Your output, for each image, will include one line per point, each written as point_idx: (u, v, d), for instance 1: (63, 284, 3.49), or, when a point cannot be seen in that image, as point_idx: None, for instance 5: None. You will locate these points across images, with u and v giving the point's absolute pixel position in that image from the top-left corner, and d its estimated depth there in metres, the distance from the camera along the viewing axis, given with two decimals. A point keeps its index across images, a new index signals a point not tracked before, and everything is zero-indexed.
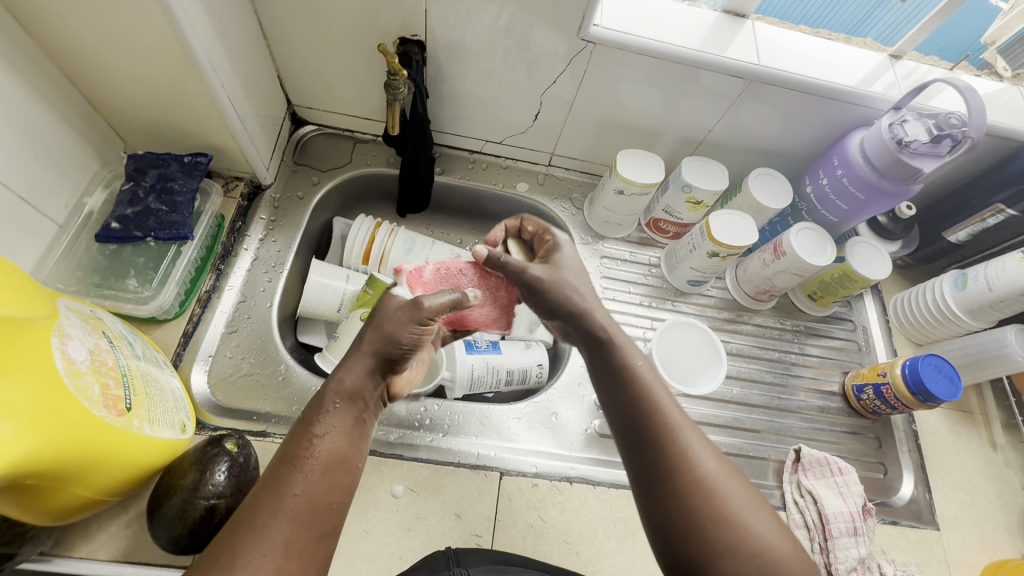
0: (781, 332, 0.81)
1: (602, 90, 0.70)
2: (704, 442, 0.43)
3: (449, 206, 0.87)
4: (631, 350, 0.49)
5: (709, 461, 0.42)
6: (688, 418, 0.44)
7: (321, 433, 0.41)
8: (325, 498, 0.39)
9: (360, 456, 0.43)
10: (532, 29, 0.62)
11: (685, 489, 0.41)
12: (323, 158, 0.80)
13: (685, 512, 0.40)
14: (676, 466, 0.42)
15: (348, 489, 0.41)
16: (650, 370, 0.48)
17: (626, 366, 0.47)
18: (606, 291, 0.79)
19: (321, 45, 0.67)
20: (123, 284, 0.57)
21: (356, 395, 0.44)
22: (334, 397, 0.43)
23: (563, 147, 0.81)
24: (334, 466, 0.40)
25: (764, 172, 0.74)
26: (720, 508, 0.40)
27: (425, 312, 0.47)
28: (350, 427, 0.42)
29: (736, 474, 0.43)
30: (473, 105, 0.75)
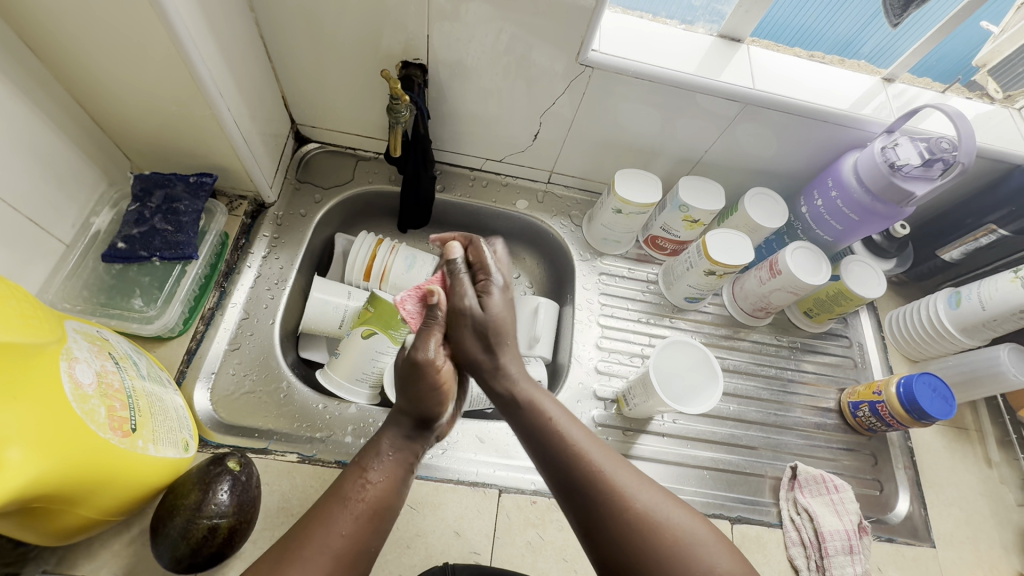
0: (777, 348, 0.82)
1: (600, 111, 0.71)
2: (632, 476, 0.47)
3: (450, 222, 0.88)
4: (547, 404, 0.53)
5: (643, 495, 0.46)
6: (612, 456, 0.49)
7: (373, 478, 0.48)
8: (366, 540, 0.45)
9: (399, 504, 0.49)
10: (530, 50, 0.63)
11: (627, 529, 0.44)
12: (326, 175, 0.81)
13: (631, 549, 0.43)
14: (613, 505, 0.45)
15: (382, 536, 0.47)
16: (570, 420, 0.52)
17: (543, 419, 0.52)
18: (604, 307, 0.80)
19: (325, 67, 0.68)
20: (129, 303, 0.58)
21: (403, 449, 0.52)
22: (388, 449, 0.51)
23: (562, 165, 0.82)
24: (379, 511, 0.47)
25: (760, 192, 0.75)
26: (663, 532, 0.44)
27: (436, 362, 0.54)
28: (398, 471, 0.50)
29: (671, 500, 0.46)
30: (474, 124, 0.76)
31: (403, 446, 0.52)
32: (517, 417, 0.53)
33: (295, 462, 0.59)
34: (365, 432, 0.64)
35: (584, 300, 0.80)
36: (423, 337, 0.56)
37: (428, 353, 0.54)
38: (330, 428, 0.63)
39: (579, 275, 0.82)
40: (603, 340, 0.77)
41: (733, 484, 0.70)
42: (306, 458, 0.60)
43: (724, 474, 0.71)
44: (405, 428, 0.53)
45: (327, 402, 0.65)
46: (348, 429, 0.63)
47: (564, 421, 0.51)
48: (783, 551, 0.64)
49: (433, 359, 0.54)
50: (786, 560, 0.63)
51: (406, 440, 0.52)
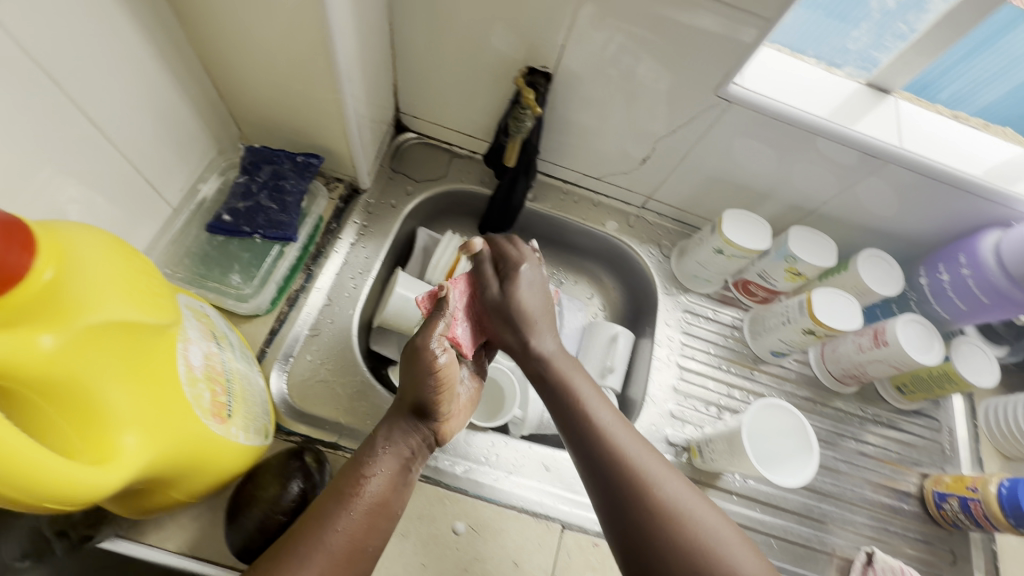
0: (860, 420, 0.77)
1: (721, 145, 0.67)
2: (660, 466, 0.48)
3: (531, 233, 0.86)
4: (576, 380, 0.54)
5: (670, 486, 0.46)
6: (645, 446, 0.49)
7: (369, 474, 0.47)
8: (363, 538, 0.44)
9: (398, 502, 0.48)
10: (638, 65, 0.60)
11: (651, 510, 0.45)
12: (419, 167, 0.79)
13: (649, 534, 0.44)
14: (638, 499, 0.45)
15: (384, 533, 0.46)
16: (599, 399, 0.53)
17: (574, 393, 0.53)
18: (684, 348, 0.76)
19: (446, 61, 0.66)
20: (227, 277, 0.56)
21: (402, 442, 0.50)
22: (384, 443, 0.49)
23: (662, 193, 0.78)
24: (376, 509, 0.46)
25: (875, 254, 0.70)
26: (693, 537, 0.43)
27: (434, 352, 0.49)
28: (396, 473, 0.48)
29: (700, 498, 0.47)
30: (583, 138, 0.73)
31: (400, 437, 0.50)
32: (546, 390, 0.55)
33: None
34: None
35: (664, 336, 0.77)
36: (427, 328, 0.51)
37: (428, 343, 0.49)
38: None
39: (662, 309, 0.78)
40: (681, 383, 0.73)
41: (800, 558, 0.67)
42: None
43: (791, 546, 0.67)
44: (401, 419, 0.50)
45: None
46: None
47: (593, 400, 0.53)
48: None
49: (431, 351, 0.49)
50: None
51: (406, 432, 0.50)
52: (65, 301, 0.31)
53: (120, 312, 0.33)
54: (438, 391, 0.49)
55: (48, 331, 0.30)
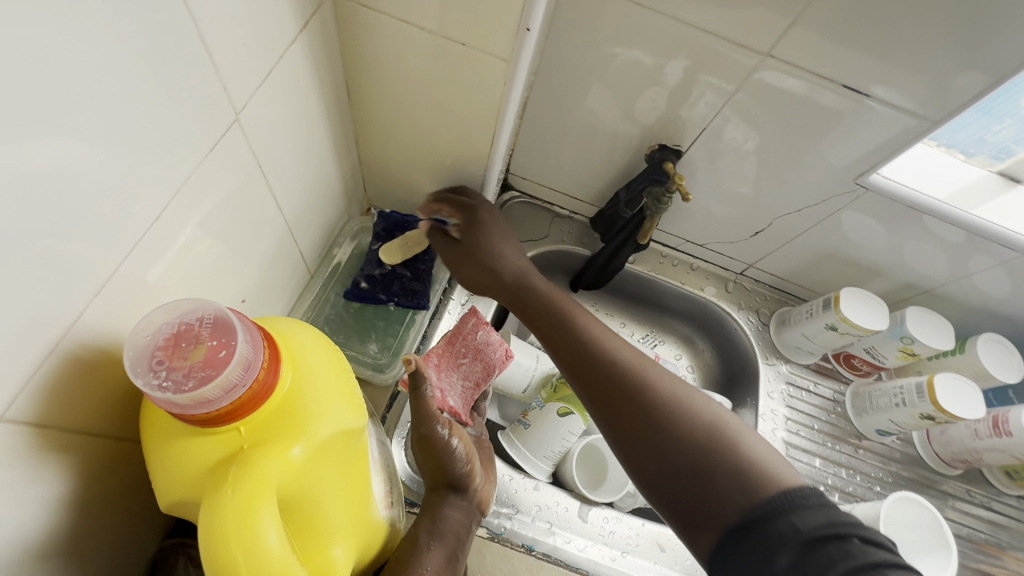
0: (968, 504, 0.75)
1: (843, 223, 0.67)
2: (662, 376, 0.48)
3: (625, 293, 0.85)
4: (566, 300, 0.54)
5: (673, 389, 0.47)
6: (631, 350, 0.50)
7: (421, 570, 0.42)
8: None
9: None
10: (731, 128, 0.60)
11: (666, 417, 0.45)
12: (523, 227, 0.79)
13: (654, 426, 0.45)
14: (638, 397, 0.47)
15: None
16: (591, 317, 0.53)
17: (571, 316, 0.52)
18: (788, 422, 0.75)
19: (572, 131, 0.67)
20: (364, 346, 0.57)
21: (445, 528, 0.46)
22: (428, 536, 0.45)
23: (766, 262, 0.78)
24: None
25: (992, 338, 0.69)
26: (694, 415, 0.45)
27: (438, 432, 0.49)
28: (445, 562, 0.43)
29: (698, 394, 0.48)
30: (696, 208, 0.73)
31: (443, 527, 0.46)
32: (530, 315, 0.54)
33: (485, 539, 0.57)
34: (547, 517, 0.61)
35: (767, 409, 0.75)
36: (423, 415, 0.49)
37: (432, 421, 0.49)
38: (516, 504, 0.61)
39: (764, 380, 0.77)
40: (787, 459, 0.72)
41: None
42: (495, 536, 0.58)
43: None
44: (433, 505, 0.48)
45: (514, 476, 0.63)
46: (532, 510, 0.61)
47: (591, 321, 0.52)
48: None
49: (439, 434, 0.49)
50: None
51: (444, 520, 0.46)
52: (303, 412, 0.30)
53: (344, 418, 0.33)
54: (465, 462, 0.49)
55: (295, 444, 0.29)
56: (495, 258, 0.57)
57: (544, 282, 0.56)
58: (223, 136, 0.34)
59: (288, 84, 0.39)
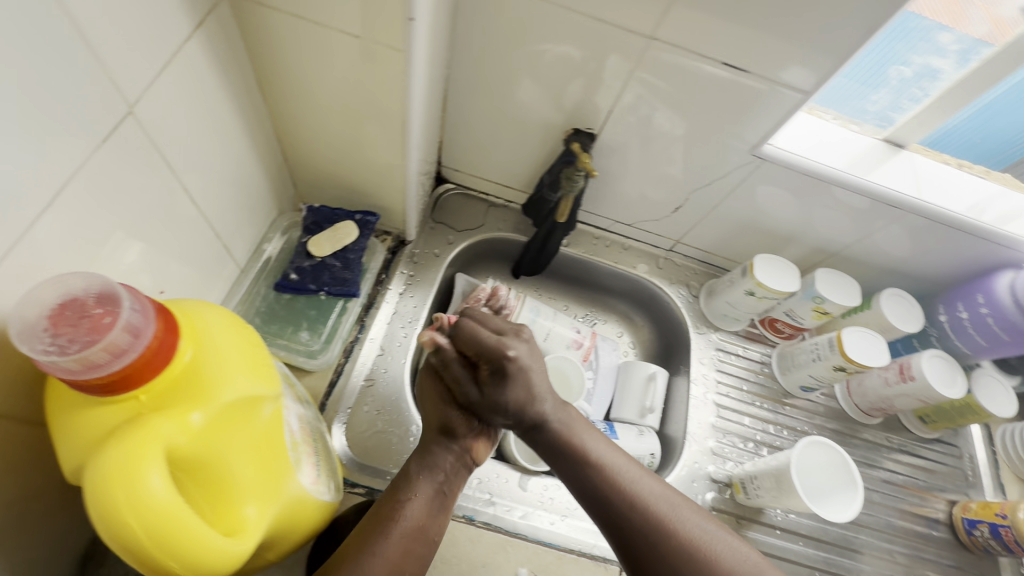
0: (887, 450, 0.81)
1: (751, 194, 0.72)
2: (684, 512, 0.49)
3: (564, 276, 0.89)
4: (590, 440, 0.54)
5: (693, 528, 0.48)
6: (647, 478, 0.52)
7: (405, 501, 0.50)
8: (400, 564, 0.46)
9: (433, 528, 0.50)
10: (651, 113, 0.64)
11: (686, 564, 0.46)
12: (459, 217, 0.82)
13: (670, 568, 0.46)
14: (648, 532, 0.47)
15: (420, 560, 0.48)
16: (614, 454, 0.54)
17: (589, 454, 0.53)
18: (719, 385, 0.79)
19: (495, 120, 0.70)
20: (296, 335, 0.58)
21: (434, 468, 0.53)
22: (418, 469, 0.53)
23: (691, 237, 0.82)
24: (413, 535, 0.48)
25: (896, 294, 0.74)
26: (718, 560, 0.46)
27: (450, 374, 0.57)
28: (430, 498, 0.51)
29: (723, 532, 0.49)
30: (619, 189, 0.77)
31: (434, 463, 0.53)
32: (554, 455, 0.54)
33: None
34: (488, 489, 0.64)
35: (699, 374, 0.80)
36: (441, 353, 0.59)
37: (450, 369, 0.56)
38: None
39: (695, 348, 0.81)
40: (718, 420, 0.76)
41: None
42: None
43: None
44: (430, 443, 0.55)
45: None
46: (473, 483, 0.64)
47: (609, 458, 0.53)
48: None
49: (451, 372, 0.57)
50: None
51: (435, 461, 0.53)
52: (205, 379, 0.33)
53: (249, 385, 0.35)
54: (470, 411, 0.57)
55: (194, 410, 0.32)
56: (519, 400, 0.54)
57: (575, 418, 0.56)
58: (116, 129, 0.36)
59: (188, 83, 0.41)
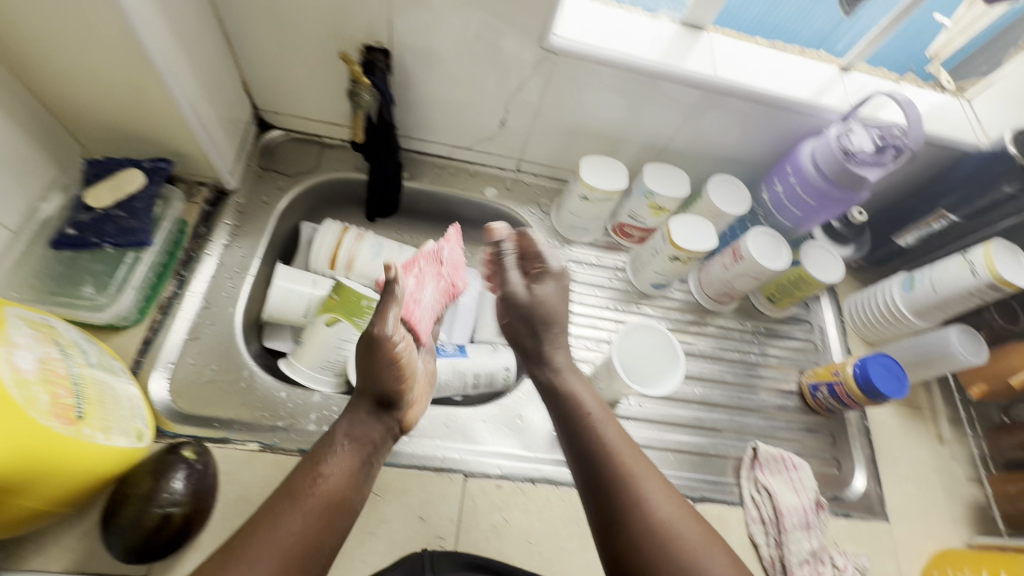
0: (741, 333, 0.84)
1: (565, 98, 0.71)
2: (660, 490, 0.51)
3: (419, 211, 0.87)
4: (607, 425, 0.56)
5: (664, 508, 0.49)
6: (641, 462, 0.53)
7: (325, 472, 0.50)
8: (319, 536, 0.46)
9: (357, 497, 0.51)
10: (503, 40, 0.64)
11: (642, 532, 0.48)
12: (290, 162, 0.79)
13: (639, 547, 0.47)
14: (632, 514, 0.49)
15: (342, 531, 0.48)
16: (622, 438, 0.55)
17: (587, 420, 0.56)
18: (572, 295, 0.81)
19: (287, 50, 0.67)
20: (79, 290, 0.58)
21: (360, 436, 0.53)
22: (345, 437, 0.53)
23: (530, 153, 0.82)
24: (331, 507, 0.48)
25: (723, 179, 0.76)
26: (670, 535, 0.48)
27: (391, 339, 0.51)
28: (354, 458, 0.52)
29: (691, 517, 0.50)
30: (443, 112, 0.76)
31: (361, 432, 0.53)
32: (557, 405, 0.58)
33: (255, 451, 0.59)
34: (328, 421, 0.64)
35: None
36: (380, 314, 0.51)
37: (386, 330, 0.51)
38: (293, 417, 0.63)
39: None
40: (571, 327, 0.78)
41: (697, 465, 0.72)
42: (268, 447, 0.60)
43: (689, 456, 0.72)
44: (359, 412, 0.54)
45: (291, 390, 0.64)
46: (311, 417, 0.63)
47: (617, 442, 0.54)
48: (744, 528, 0.66)
49: (392, 339, 0.51)
50: (746, 537, 0.66)
51: (363, 428, 0.53)
52: None
53: None
54: (399, 377, 0.54)
55: None
56: (551, 355, 0.61)
57: (575, 380, 0.60)
58: None
59: None
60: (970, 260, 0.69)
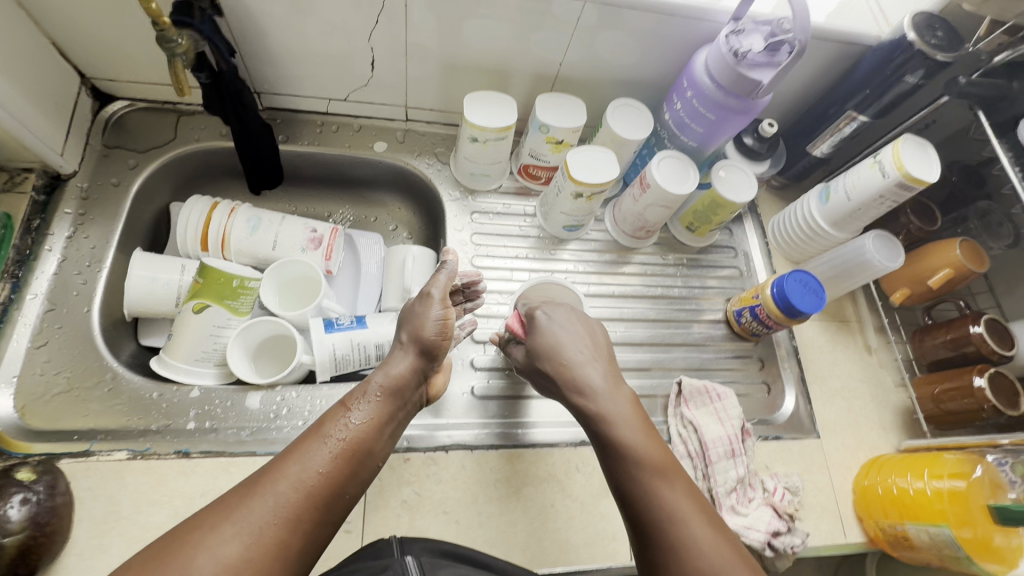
0: (664, 267, 0.80)
1: (435, 29, 0.64)
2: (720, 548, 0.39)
3: (306, 177, 0.79)
4: (663, 486, 0.42)
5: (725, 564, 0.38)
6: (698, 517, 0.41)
7: (354, 418, 0.43)
8: (341, 484, 0.40)
9: (379, 452, 0.44)
10: None
11: None
12: (140, 136, 0.69)
13: None
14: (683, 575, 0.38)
15: (361, 482, 0.42)
16: (685, 494, 0.42)
17: (641, 467, 0.44)
18: (479, 247, 0.75)
19: (93, 2, 0.57)
20: None
21: (397, 386, 0.48)
22: (382, 384, 0.47)
23: (415, 98, 0.74)
24: (358, 454, 0.42)
25: (624, 103, 0.70)
26: None
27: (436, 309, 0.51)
28: (382, 412, 0.45)
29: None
30: (304, 60, 0.67)
31: (398, 386, 0.48)
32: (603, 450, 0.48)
33: (124, 460, 0.52)
34: (210, 416, 0.57)
35: (456, 243, 0.75)
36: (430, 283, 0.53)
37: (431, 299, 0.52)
38: (168, 417, 0.56)
39: (450, 217, 0.76)
40: None
41: None
42: (138, 453, 0.53)
43: None
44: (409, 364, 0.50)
45: (163, 390, 0.57)
46: (189, 415, 0.57)
47: (676, 499, 0.42)
48: None
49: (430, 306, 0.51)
50: None
51: (398, 381, 0.48)
52: None
53: None
54: (443, 336, 0.51)
55: None
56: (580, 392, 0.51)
57: (633, 415, 0.48)
58: None
59: None
60: (879, 160, 0.66)
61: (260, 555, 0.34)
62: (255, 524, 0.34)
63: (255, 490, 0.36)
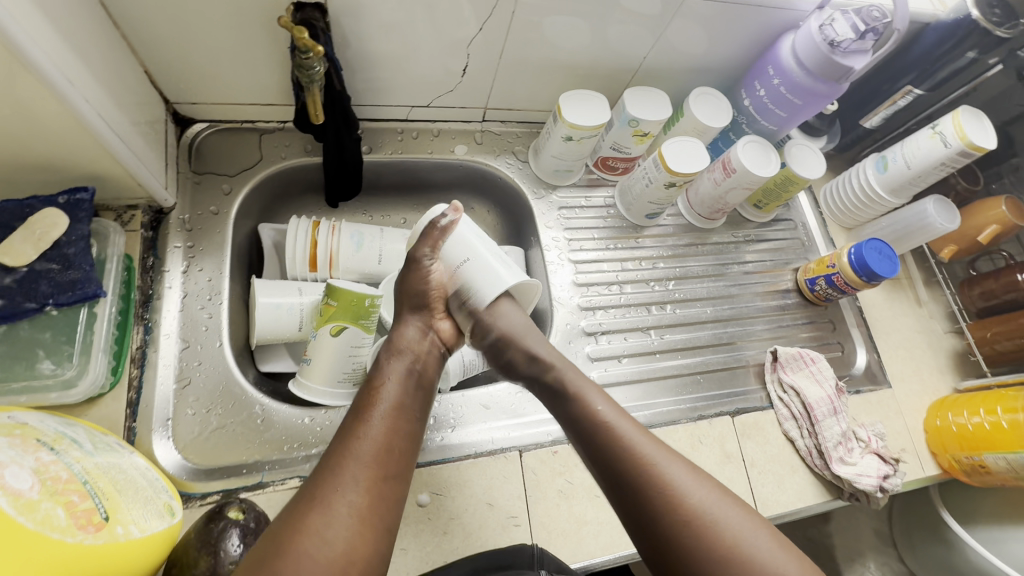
0: (735, 244, 0.85)
1: (528, 33, 0.64)
2: (686, 471, 0.47)
3: (385, 186, 0.79)
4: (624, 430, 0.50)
5: (699, 492, 0.46)
6: (646, 436, 0.50)
7: (382, 383, 0.50)
8: (389, 439, 0.46)
9: (415, 403, 0.50)
10: None
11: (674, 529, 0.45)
12: (226, 159, 0.67)
13: (675, 536, 0.45)
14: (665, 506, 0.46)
15: (411, 431, 0.48)
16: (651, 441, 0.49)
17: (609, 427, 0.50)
18: (571, 243, 0.78)
19: (197, 28, 0.54)
20: (36, 369, 0.48)
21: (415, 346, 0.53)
22: (392, 352, 0.53)
23: (496, 99, 0.75)
24: (396, 411, 0.48)
25: (703, 92, 0.73)
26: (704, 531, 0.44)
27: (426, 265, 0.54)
28: (406, 378, 0.51)
29: (730, 501, 0.46)
30: (395, 70, 0.66)
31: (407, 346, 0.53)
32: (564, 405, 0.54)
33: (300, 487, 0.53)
34: None
35: (551, 240, 0.78)
36: (423, 240, 0.54)
37: (420, 254, 0.53)
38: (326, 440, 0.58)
39: (539, 215, 0.78)
40: (580, 276, 0.77)
41: (723, 381, 0.75)
42: None
43: (714, 374, 0.75)
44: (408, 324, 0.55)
45: (313, 414, 0.58)
46: None
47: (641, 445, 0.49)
48: (778, 428, 0.70)
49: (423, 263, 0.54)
50: (782, 435, 0.70)
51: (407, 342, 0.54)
52: None
53: None
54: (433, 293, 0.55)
55: None
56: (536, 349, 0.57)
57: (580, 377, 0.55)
58: None
59: None
60: (939, 131, 0.72)
61: (355, 518, 0.40)
62: (337, 503, 0.40)
63: (326, 474, 0.42)
